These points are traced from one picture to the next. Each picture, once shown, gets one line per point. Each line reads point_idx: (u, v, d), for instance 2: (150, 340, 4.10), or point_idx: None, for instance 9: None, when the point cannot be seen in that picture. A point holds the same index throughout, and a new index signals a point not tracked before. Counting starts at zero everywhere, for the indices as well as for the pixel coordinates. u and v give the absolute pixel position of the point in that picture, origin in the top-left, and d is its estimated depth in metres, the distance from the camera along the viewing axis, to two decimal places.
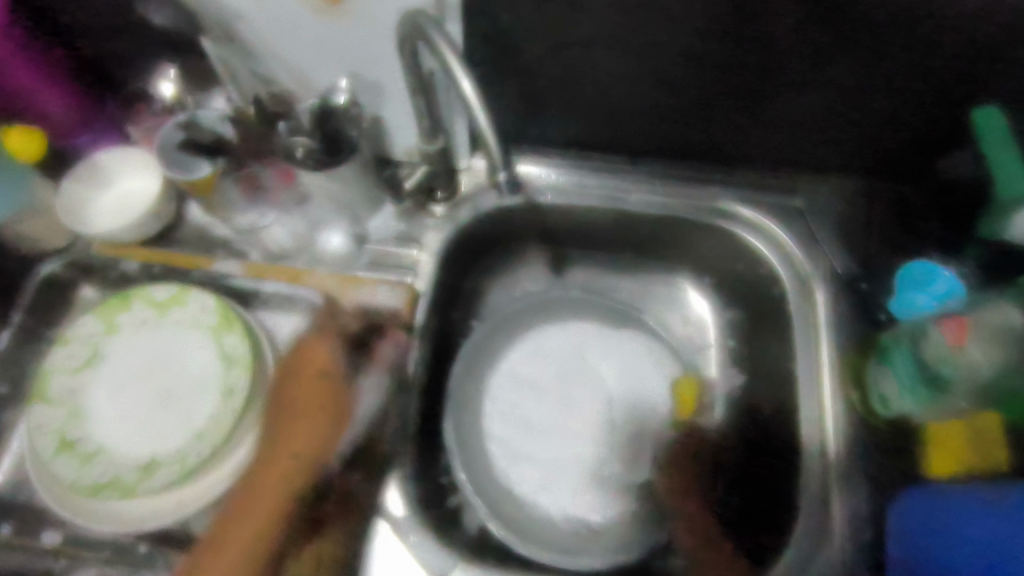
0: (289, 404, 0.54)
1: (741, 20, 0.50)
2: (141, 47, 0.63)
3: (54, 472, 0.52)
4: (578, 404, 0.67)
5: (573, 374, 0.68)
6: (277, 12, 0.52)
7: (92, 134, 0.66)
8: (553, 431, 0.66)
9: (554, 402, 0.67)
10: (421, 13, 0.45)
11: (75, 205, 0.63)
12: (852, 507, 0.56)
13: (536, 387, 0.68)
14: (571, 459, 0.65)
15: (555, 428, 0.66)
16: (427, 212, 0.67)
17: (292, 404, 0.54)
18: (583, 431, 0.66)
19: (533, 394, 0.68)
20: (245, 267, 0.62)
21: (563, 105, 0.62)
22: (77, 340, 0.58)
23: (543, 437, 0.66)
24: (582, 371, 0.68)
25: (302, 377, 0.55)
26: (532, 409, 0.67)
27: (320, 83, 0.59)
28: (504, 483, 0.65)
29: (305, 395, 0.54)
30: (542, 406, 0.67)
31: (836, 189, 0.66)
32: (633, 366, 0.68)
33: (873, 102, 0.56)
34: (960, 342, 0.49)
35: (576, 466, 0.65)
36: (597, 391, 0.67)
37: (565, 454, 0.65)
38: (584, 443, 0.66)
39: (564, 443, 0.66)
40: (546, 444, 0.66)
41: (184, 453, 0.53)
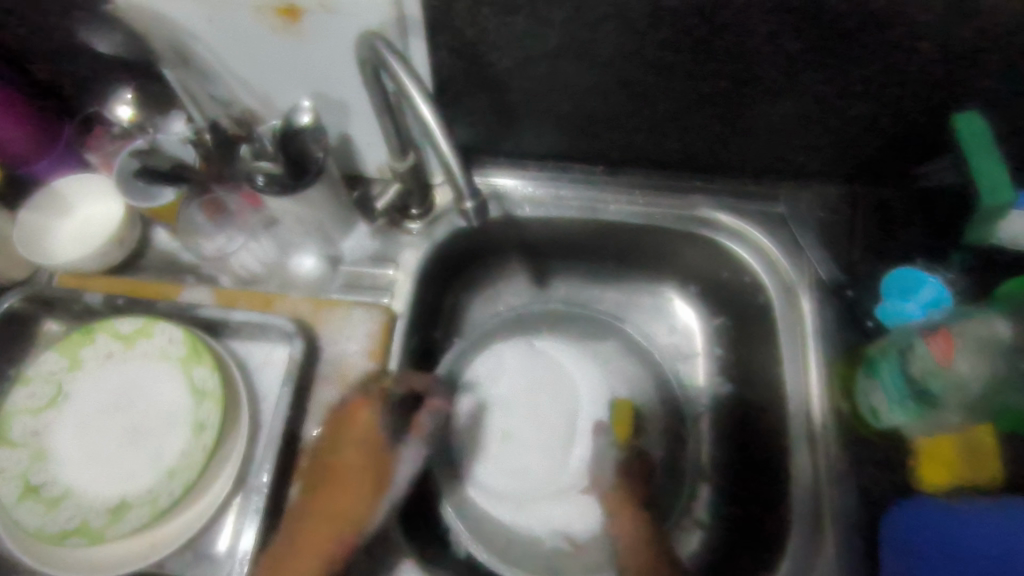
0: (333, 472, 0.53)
1: (711, 30, 0.48)
2: (94, 72, 0.60)
3: (17, 520, 0.50)
4: (554, 418, 0.65)
5: (547, 391, 0.67)
6: (233, 33, 0.50)
7: (51, 161, 0.63)
8: (532, 448, 0.64)
9: (530, 420, 0.65)
10: (377, 37, 0.44)
11: (34, 235, 0.61)
12: (850, 525, 0.54)
13: (511, 403, 0.66)
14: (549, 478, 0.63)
15: (533, 444, 0.64)
16: (401, 230, 0.65)
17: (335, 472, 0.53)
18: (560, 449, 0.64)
19: (507, 410, 0.66)
20: (215, 294, 0.60)
21: (536, 117, 0.60)
22: (38, 379, 0.55)
23: (521, 454, 0.64)
24: (556, 384, 0.67)
25: (345, 445, 0.54)
26: (508, 425, 0.65)
27: (285, 104, 0.57)
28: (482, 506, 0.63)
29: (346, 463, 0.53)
30: (518, 422, 0.65)
31: (819, 196, 0.65)
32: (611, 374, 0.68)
33: (851, 107, 0.54)
34: (948, 358, 0.48)
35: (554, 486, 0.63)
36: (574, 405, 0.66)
37: (544, 471, 0.63)
38: (563, 458, 0.64)
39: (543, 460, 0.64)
40: (525, 462, 0.64)
41: (155, 493, 0.51)
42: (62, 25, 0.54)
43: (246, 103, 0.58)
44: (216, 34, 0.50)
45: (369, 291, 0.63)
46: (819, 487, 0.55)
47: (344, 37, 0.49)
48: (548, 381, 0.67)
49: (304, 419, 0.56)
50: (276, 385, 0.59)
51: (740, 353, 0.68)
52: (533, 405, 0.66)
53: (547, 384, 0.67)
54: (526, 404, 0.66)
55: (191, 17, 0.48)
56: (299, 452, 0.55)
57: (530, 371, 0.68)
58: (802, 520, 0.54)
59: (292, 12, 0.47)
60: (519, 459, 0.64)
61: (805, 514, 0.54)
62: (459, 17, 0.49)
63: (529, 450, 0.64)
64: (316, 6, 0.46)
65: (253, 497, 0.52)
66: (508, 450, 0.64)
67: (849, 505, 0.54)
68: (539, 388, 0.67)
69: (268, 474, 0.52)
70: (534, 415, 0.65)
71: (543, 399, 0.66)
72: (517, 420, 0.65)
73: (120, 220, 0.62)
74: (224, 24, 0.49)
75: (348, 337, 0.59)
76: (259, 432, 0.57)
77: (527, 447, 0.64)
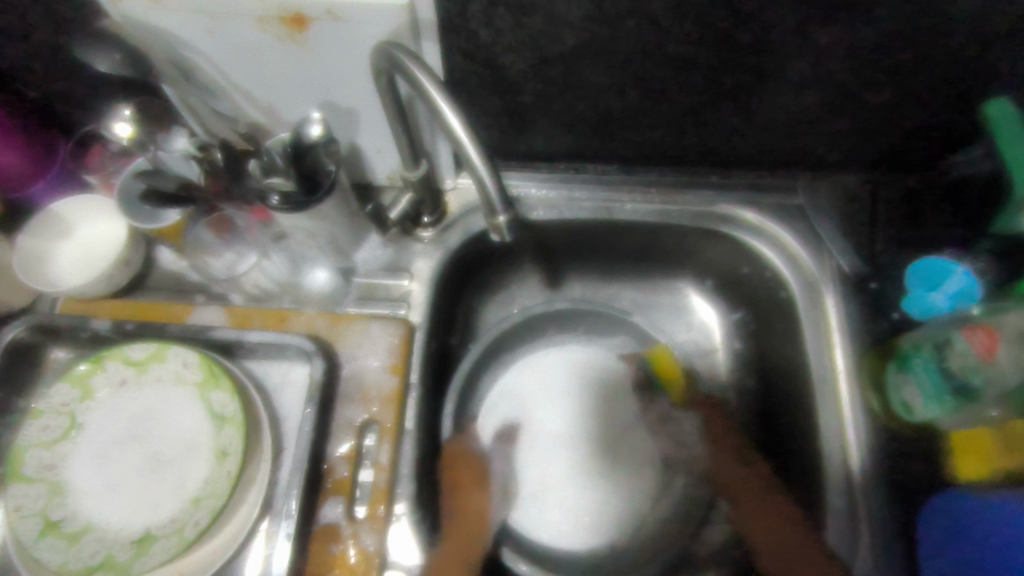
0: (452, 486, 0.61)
1: (735, 25, 0.47)
2: (91, 90, 0.58)
3: (38, 559, 0.48)
4: (569, 429, 0.65)
5: (559, 401, 0.66)
6: (237, 45, 0.48)
7: (48, 183, 0.61)
8: (548, 455, 0.64)
9: (545, 432, 0.65)
10: (395, 45, 0.42)
11: (34, 260, 0.59)
12: (887, 520, 0.53)
13: (520, 415, 0.66)
14: (572, 489, 0.63)
15: (549, 451, 0.64)
16: (414, 238, 0.64)
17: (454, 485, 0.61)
18: (580, 459, 0.64)
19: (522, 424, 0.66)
20: (228, 314, 0.59)
21: (549, 119, 0.59)
22: (49, 412, 0.53)
23: (541, 463, 0.64)
24: (559, 387, 0.67)
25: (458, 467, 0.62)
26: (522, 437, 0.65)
27: (292, 117, 0.56)
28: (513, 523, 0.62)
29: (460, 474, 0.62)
30: (530, 432, 0.65)
31: (839, 185, 0.64)
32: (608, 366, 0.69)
33: (873, 96, 0.54)
34: (990, 353, 0.48)
35: (579, 495, 0.63)
36: (581, 404, 0.66)
37: (563, 478, 0.63)
38: (579, 462, 0.63)
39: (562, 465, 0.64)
40: (546, 470, 0.64)
41: (180, 523, 0.49)
42: (56, 42, 0.52)
43: (250, 116, 0.56)
44: (220, 47, 0.48)
45: (385, 303, 0.61)
46: (854, 485, 0.54)
47: (352, 46, 0.48)
48: (556, 390, 0.67)
49: (327, 439, 0.55)
50: (297, 405, 0.57)
51: (760, 347, 0.67)
52: (539, 413, 0.66)
53: (552, 389, 0.67)
54: (539, 417, 0.66)
55: (196, 31, 0.47)
56: (326, 472, 0.54)
57: (533, 381, 0.68)
58: (838, 515, 0.54)
59: (299, 20, 0.45)
60: (539, 468, 0.64)
61: (841, 509, 0.54)
62: (474, 19, 0.47)
63: (546, 458, 0.64)
64: (323, 14, 0.45)
65: (281, 522, 0.50)
66: (528, 462, 0.64)
67: (885, 499, 0.54)
68: (551, 399, 0.67)
69: (297, 498, 0.50)
70: (549, 428, 0.65)
71: (548, 405, 0.66)
72: (530, 431, 0.65)
73: (123, 241, 0.59)
74: (228, 35, 0.47)
75: (368, 351, 0.58)
76: (281, 454, 0.55)
77: (544, 455, 0.64)
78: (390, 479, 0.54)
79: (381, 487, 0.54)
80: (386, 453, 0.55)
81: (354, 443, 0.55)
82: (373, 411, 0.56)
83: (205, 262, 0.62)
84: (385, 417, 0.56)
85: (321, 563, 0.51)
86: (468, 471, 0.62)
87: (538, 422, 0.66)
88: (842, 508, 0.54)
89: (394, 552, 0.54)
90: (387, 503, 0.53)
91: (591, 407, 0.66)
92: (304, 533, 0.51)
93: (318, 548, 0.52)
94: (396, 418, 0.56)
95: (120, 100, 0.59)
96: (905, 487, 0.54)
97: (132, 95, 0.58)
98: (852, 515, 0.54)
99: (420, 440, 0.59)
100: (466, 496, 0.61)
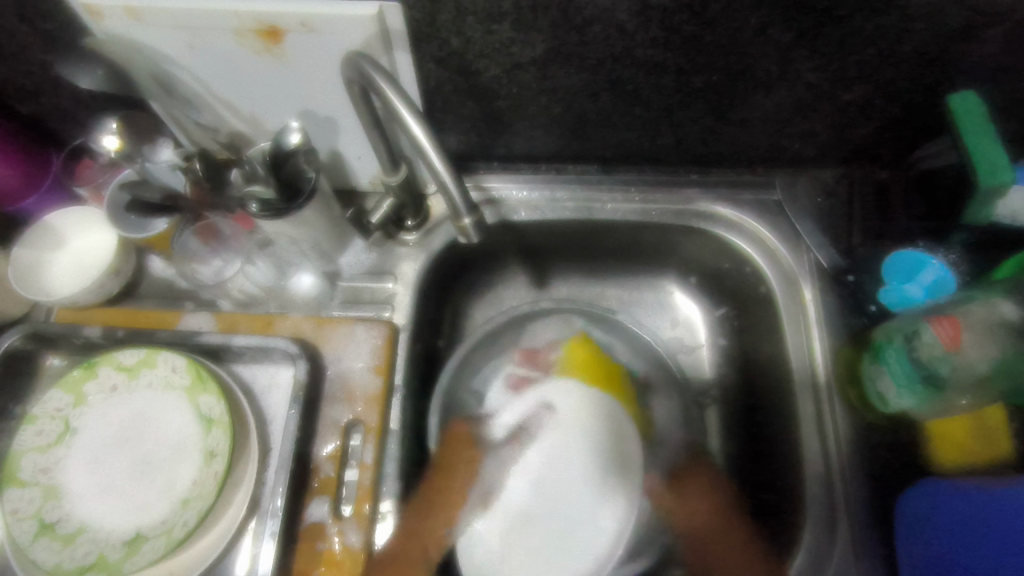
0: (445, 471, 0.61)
1: (699, 27, 0.48)
2: (82, 105, 0.60)
3: (34, 560, 0.49)
4: (546, 498, 0.58)
5: (540, 469, 0.59)
6: (217, 59, 0.50)
7: (40, 195, 0.64)
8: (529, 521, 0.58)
9: (524, 495, 0.59)
10: (363, 58, 0.43)
11: (29, 271, 0.60)
12: (865, 507, 0.54)
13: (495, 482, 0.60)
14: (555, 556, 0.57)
15: (528, 519, 0.58)
16: (397, 241, 0.65)
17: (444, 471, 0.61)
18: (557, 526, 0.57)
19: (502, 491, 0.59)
20: (217, 319, 0.60)
21: (526, 122, 0.60)
22: (44, 416, 0.54)
23: (525, 526, 0.58)
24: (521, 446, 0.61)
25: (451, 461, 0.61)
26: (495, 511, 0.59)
27: (274, 126, 0.57)
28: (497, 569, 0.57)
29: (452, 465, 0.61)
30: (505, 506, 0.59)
31: (815, 181, 0.66)
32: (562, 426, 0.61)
33: (844, 93, 0.54)
34: (956, 342, 0.49)
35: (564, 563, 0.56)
36: (551, 462, 0.59)
37: (535, 539, 0.57)
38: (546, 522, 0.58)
39: (540, 531, 0.57)
40: (529, 534, 0.57)
41: (169, 524, 0.50)
42: (42, 61, 0.54)
43: (234, 126, 0.58)
44: (201, 60, 0.50)
45: (370, 305, 0.62)
46: (831, 478, 0.55)
47: (329, 57, 0.49)
48: (536, 456, 0.60)
49: (313, 439, 0.56)
50: (284, 407, 0.59)
51: (743, 341, 0.67)
52: (528, 482, 0.59)
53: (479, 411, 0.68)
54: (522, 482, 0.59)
55: (175, 42, 0.49)
56: (312, 471, 0.55)
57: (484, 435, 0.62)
58: (816, 507, 0.54)
59: (274, 33, 0.47)
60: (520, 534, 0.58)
61: (820, 502, 0.54)
62: (444, 28, 0.48)
63: (536, 526, 0.58)
64: (298, 27, 0.47)
65: (268, 521, 0.51)
66: (509, 532, 0.58)
67: (862, 490, 0.54)
68: (532, 465, 0.60)
69: (282, 496, 0.51)
70: (530, 489, 0.59)
71: (533, 471, 0.59)
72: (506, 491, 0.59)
73: (114, 251, 0.61)
74: (209, 49, 0.49)
75: (352, 354, 0.59)
76: (269, 455, 0.57)
77: (529, 528, 0.58)
78: (375, 477, 0.55)
79: (368, 486, 0.55)
80: (370, 452, 0.56)
81: (340, 442, 0.56)
82: (358, 411, 0.57)
83: (194, 270, 0.64)
84: (369, 417, 0.57)
85: (308, 560, 0.52)
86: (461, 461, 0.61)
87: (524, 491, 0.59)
88: (821, 503, 0.54)
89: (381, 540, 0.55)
90: (372, 501, 0.55)
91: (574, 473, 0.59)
92: (291, 532, 0.53)
93: (304, 545, 0.53)
94: (380, 418, 0.57)
95: (109, 113, 0.61)
96: (885, 479, 0.55)
97: (120, 109, 0.60)
98: (829, 507, 0.54)
99: (406, 439, 0.60)
100: (454, 488, 0.60)
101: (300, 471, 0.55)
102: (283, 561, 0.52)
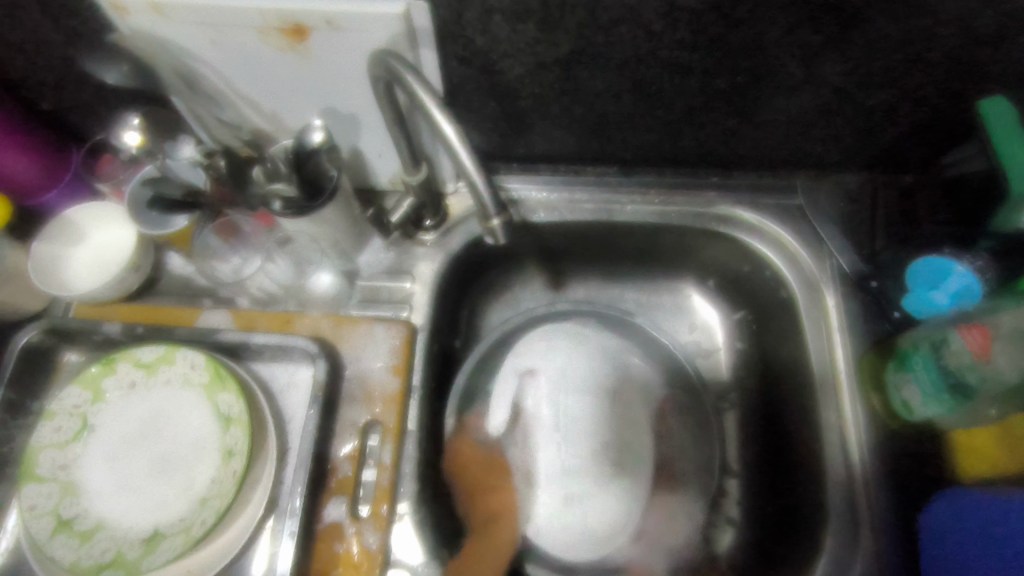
0: (473, 482, 0.63)
1: (728, 30, 0.47)
2: (103, 100, 0.60)
3: (52, 557, 0.49)
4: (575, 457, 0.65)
5: (562, 429, 0.66)
6: (240, 55, 0.50)
7: (60, 191, 0.63)
8: (566, 480, 0.64)
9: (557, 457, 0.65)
10: (391, 54, 0.43)
11: (48, 266, 0.60)
12: (886, 516, 0.54)
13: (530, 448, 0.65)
14: (595, 507, 0.63)
15: (568, 479, 0.64)
16: (415, 241, 0.65)
17: (473, 482, 0.63)
18: (590, 478, 0.64)
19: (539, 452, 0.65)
20: (234, 317, 0.60)
21: (547, 123, 0.60)
22: (62, 413, 0.54)
23: (564, 484, 0.64)
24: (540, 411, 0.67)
25: (475, 471, 0.64)
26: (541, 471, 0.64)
27: (295, 124, 0.57)
28: (554, 527, 0.63)
29: (478, 475, 0.64)
30: (549, 468, 0.65)
31: (837, 186, 0.65)
32: (575, 384, 0.68)
33: (869, 98, 0.54)
34: (985, 352, 0.48)
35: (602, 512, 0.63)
36: (573, 421, 0.66)
37: (580, 496, 0.63)
38: (586, 479, 0.64)
39: (581, 487, 0.63)
40: (570, 491, 0.63)
41: (188, 522, 0.50)
42: (65, 56, 0.54)
43: (254, 123, 0.58)
44: (225, 58, 0.50)
45: (388, 305, 0.62)
46: (854, 486, 0.54)
47: (354, 55, 0.49)
48: (556, 417, 0.66)
49: (331, 439, 0.56)
50: (302, 406, 0.58)
51: (763, 347, 0.67)
52: (552, 446, 0.65)
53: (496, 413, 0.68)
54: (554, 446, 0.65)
55: (198, 39, 0.48)
56: (330, 471, 0.55)
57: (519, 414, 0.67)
58: (838, 515, 0.54)
59: (299, 31, 0.47)
60: (563, 492, 0.64)
61: (842, 510, 0.54)
62: (470, 26, 0.48)
63: (589, 486, 0.63)
64: (323, 24, 0.46)
65: (286, 521, 0.51)
66: (554, 493, 0.63)
67: (886, 500, 0.54)
68: (556, 422, 0.66)
69: (301, 496, 0.51)
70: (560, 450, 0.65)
71: (560, 436, 0.66)
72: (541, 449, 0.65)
73: (133, 247, 0.61)
74: (232, 45, 0.49)
75: (370, 353, 0.59)
76: (287, 454, 0.56)
77: (583, 488, 0.64)
78: (393, 478, 0.55)
79: (386, 486, 0.55)
80: (388, 453, 0.56)
81: (359, 443, 0.56)
82: (376, 411, 0.57)
83: (212, 267, 0.64)
84: (388, 418, 0.57)
85: (326, 561, 0.52)
86: (494, 478, 0.64)
87: (557, 454, 0.65)
88: (843, 510, 0.54)
89: (395, 548, 0.55)
90: (390, 502, 0.54)
91: (594, 429, 0.66)
92: (309, 531, 0.52)
93: (322, 546, 0.52)
94: (398, 419, 0.57)
95: (130, 109, 0.61)
96: (905, 487, 0.55)
97: (141, 104, 0.60)
98: (851, 516, 0.54)
99: (423, 440, 0.60)
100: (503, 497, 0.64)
101: (318, 471, 0.54)
102: (301, 562, 0.52)
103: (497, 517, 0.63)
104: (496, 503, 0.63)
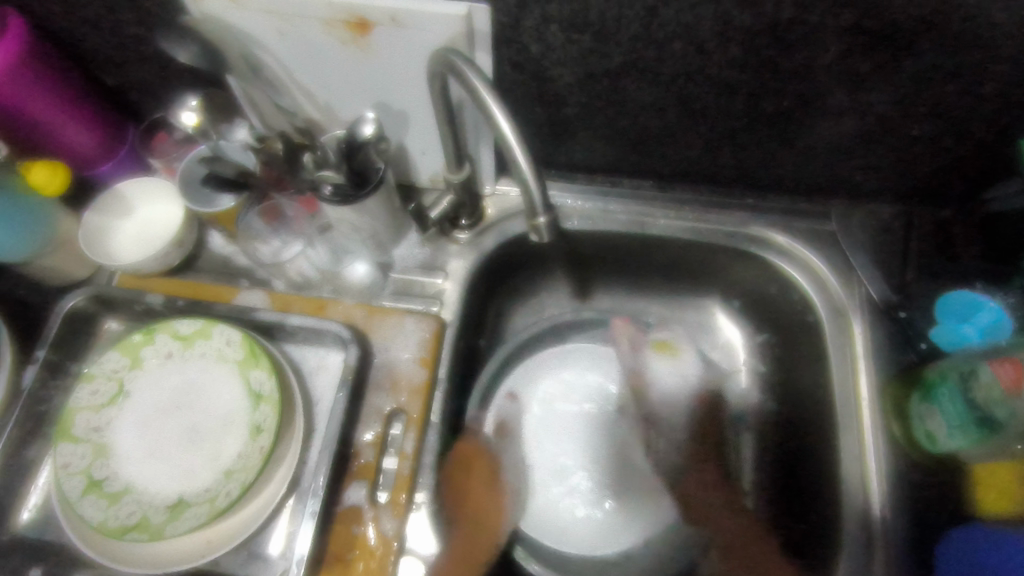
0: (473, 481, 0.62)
1: (779, 52, 0.49)
2: (165, 81, 0.63)
3: (81, 515, 0.51)
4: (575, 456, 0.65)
5: (561, 429, 0.67)
6: (303, 45, 0.52)
7: (114, 164, 0.66)
8: (568, 480, 0.64)
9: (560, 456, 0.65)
10: (452, 50, 0.44)
11: (95, 236, 0.62)
12: (901, 547, 0.54)
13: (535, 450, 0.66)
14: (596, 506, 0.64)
15: (569, 479, 0.64)
16: (450, 239, 0.66)
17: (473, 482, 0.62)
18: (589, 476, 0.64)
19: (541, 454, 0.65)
20: (270, 298, 0.62)
21: (589, 132, 0.61)
22: (100, 377, 0.56)
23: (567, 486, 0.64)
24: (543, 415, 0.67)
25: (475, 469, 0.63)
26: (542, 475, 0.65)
27: (346, 115, 0.59)
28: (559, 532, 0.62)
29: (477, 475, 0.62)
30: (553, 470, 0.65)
31: (871, 215, 0.66)
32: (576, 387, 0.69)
33: (910, 128, 0.55)
34: (1017, 385, 0.48)
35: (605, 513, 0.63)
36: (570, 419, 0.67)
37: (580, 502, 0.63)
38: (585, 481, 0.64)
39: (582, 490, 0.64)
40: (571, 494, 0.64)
41: (213, 493, 0.52)
42: (136, 35, 0.57)
43: (308, 112, 0.60)
44: (288, 48, 0.52)
45: (420, 299, 0.64)
46: (870, 514, 0.55)
47: (413, 51, 0.51)
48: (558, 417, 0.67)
49: (356, 424, 0.57)
50: (330, 390, 0.60)
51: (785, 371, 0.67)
52: (555, 446, 0.66)
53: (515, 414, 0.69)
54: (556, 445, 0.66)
55: (265, 27, 0.51)
56: (352, 455, 0.56)
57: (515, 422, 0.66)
58: (853, 541, 0.54)
59: (363, 25, 0.49)
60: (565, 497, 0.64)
61: (856, 537, 0.54)
62: (526, 33, 0.49)
63: (588, 488, 0.64)
64: (387, 20, 0.48)
65: (308, 500, 0.52)
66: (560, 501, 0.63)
67: (903, 530, 0.54)
68: (556, 422, 0.67)
69: (324, 476, 0.52)
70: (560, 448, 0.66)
71: (560, 436, 0.66)
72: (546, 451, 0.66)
73: (179, 223, 0.63)
74: (296, 36, 0.51)
75: (399, 344, 0.60)
76: (312, 436, 0.58)
77: (583, 490, 0.64)
78: (414, 468, 0.56)
79: (406, 475, 0.55)
80: (411, 442, 0.56)
81: (382, 430, 0.57)
82: (401, 401, 0.58)
83: (253, 249, 0.66)
84: (412, 408, 0.58)
85: (343, 543, 0.53)
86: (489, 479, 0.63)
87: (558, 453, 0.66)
88: (858, 536, 0.54)
89: (409, 535, 0.55)
90: (409, 491, 0.55)
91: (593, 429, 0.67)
92: (328, 513, 0.53)
93: (341, 528, 0.53)
94: (422, 410, 0.58)
95: (190, 92, 0.63)
96: (923, 518, 0.55)
97: (200, 87, 0.63)
98: (865, 543, 0.54)
99: (444, 433, 0.61)
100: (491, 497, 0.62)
101: (341, 455, 0.55)
102: (320, 542, 0.53)
103: (485, 514, 0.61)
104: (483, 502, 0.61)
